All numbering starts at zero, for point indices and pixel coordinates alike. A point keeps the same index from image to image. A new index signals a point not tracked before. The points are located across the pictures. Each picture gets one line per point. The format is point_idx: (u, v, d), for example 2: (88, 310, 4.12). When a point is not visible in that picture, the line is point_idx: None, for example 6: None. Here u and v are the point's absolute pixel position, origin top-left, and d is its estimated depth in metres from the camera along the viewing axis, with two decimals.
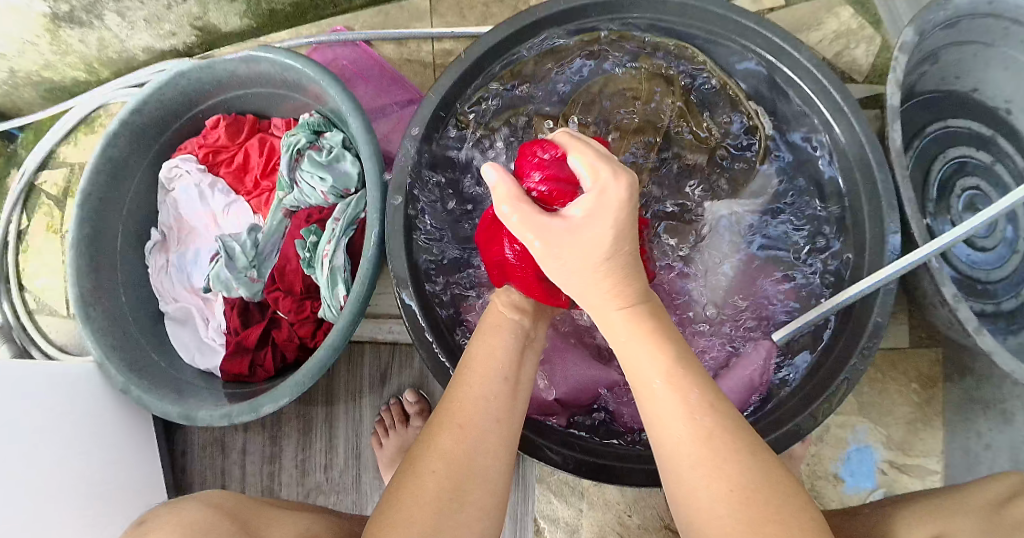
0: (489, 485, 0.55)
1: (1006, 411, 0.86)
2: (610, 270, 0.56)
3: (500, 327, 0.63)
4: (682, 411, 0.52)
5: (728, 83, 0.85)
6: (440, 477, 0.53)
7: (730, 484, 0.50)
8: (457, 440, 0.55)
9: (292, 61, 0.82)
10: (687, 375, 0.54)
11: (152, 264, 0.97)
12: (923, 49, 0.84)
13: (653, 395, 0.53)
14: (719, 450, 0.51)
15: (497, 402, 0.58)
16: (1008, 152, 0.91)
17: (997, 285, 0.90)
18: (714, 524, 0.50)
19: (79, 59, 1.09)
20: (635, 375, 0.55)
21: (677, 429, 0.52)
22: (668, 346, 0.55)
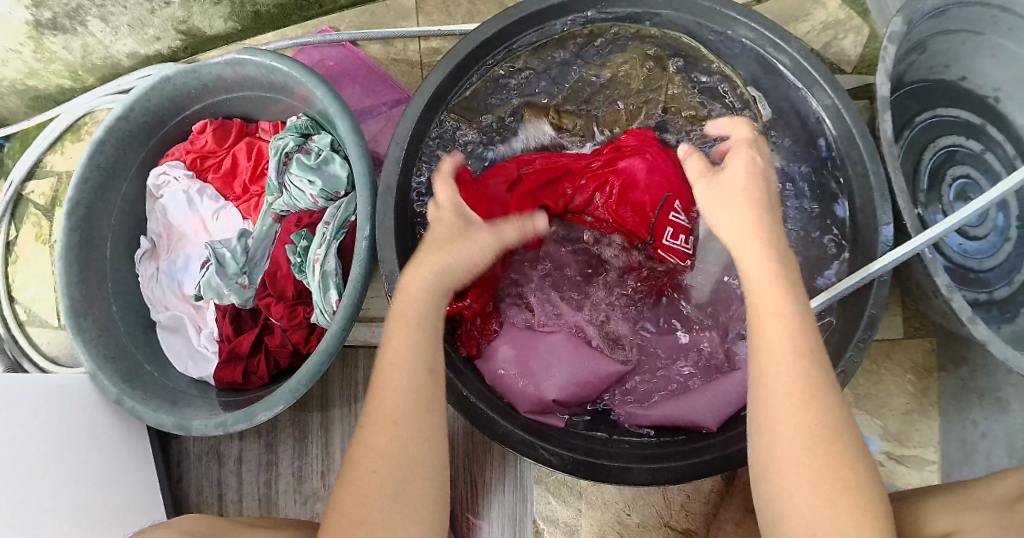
0: (431, 474, 0.56)
1: (1002, 400, 0.86)
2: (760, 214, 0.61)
3: (410, 315, 0.61)
4: (788, 351, 0.53)
5: (726, 70, 0.85)
6: (381, 476, 0.54)
7: (815, 419, 0.51)
8: (390, 437, 0.55)
9: (278, 64, 0.81)
10: (804, 335, 0.54)
11: (142, 273, 0.96)
12: (912, 38, 0.83)
13: (769, 334, 0.54)
14: (813, 388, 0.52)
15: (424, 391, 0.57)
16: (997, 140, 0.93)
17: (989, 273, 0.90)
18: (790, 447, 0.51)
19: (64, 66, 1.08)
20: (768, 313, 0.55)
21: (782, 380, 0.52)
22: (787, 287, 0.56)
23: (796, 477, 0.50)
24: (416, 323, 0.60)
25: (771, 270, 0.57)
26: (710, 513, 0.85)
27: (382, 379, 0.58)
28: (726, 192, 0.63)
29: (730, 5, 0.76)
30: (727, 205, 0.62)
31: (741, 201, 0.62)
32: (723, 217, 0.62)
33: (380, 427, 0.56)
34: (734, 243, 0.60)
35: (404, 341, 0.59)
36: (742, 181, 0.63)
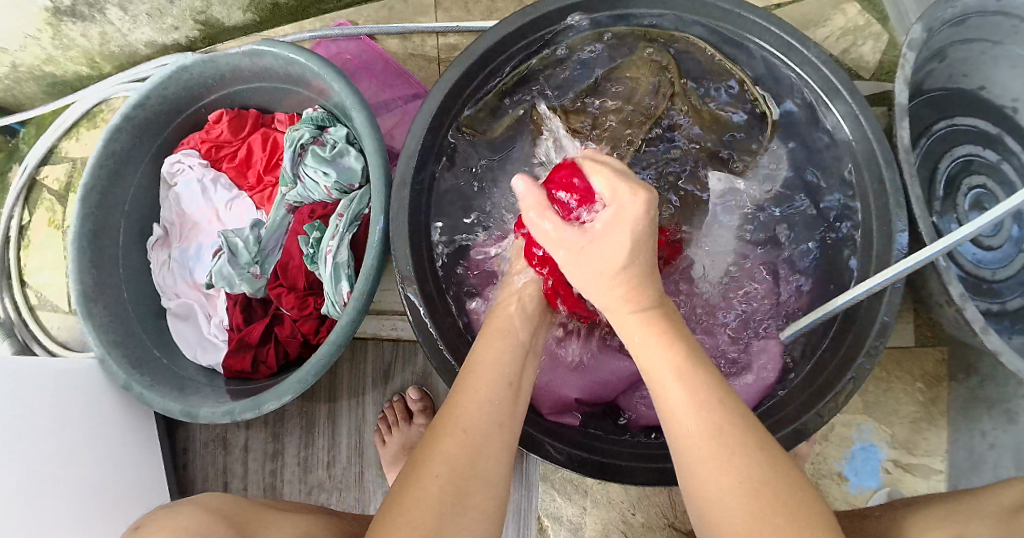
0: (490, 488, 0.52)
1: (1010, 411, 0.85)
2: (627, 279, 0.56)
3: (506, 332, 0.61)
4: (690, 404, 0.51)
5: (734, 70, 0.84)
6: (442, 481, 0.50)
7: (738, 478, 0.48)
8: (458, 443, 0.52)
9: (296, 55, 0.81)
10: (694, 376, 0.52)
11: (154, 260, 0.97)
12: (931, 46, 0.83)
13: (668, 396, 0.52)
14: (732, 445, 0.49)
15: (498, 405, 0.55)
16: (1014, 150, 0.91)
17: (1002, 284, 0.90)
18: (726, 522, 0.48)
19: (81, 53, 1.08)
20: (655, 376, 0.53)
21: (687, 424, 0.50)
22: (679, 342, 0.54)
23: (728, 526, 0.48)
24: (508, 347, 0.60)
25: (649, 314, 0.56)
26: None
27: (462, 388, 0.56)
28: (597, 249, 0.56)
29: (754, 10, 0.76)
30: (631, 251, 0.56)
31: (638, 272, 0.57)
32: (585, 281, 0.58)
33: (450, 433, 0.53)
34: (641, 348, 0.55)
35: (483, 361, 0.58)
36: (632, 227, 0.56)
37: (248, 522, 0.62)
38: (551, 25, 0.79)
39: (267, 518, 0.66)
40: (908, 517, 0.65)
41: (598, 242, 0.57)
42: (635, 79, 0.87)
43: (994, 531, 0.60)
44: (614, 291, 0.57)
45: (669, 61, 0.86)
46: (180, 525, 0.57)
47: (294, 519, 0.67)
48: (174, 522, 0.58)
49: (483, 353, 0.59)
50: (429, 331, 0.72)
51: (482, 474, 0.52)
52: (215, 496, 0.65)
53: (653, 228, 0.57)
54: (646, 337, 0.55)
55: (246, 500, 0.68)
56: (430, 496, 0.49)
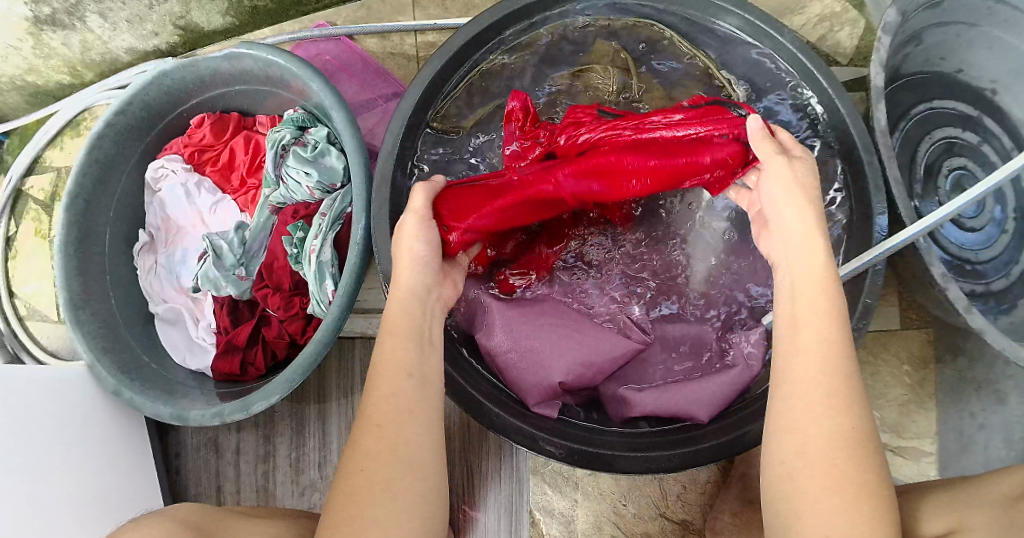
0: (422, 475, 0.55)
1: (999, 391, 0.86)
2: (819, 220, 0.59)
3: (403, 331, 0.60)
4: (824, 353, 0.54)
5: (698, 56, 0.85)
6: (368, 473, 0.54)
7: (851, 425, 0.51)
8: (377, 438, 0.55)
9: (274, 57, 0.81)
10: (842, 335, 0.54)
11: (141, 266, 0.97)
12: (906, 30, 0.84)
13: (812, 334, 0.54)
14: (852, 393, 0.52)
15: (407, 398, 0.57)
16: (994, 132, 0.92)
17: (986, 265, 0.91)
18: (821, 456, 0.51)
19: (63, 62, 1.08)
20: (823, 314, 0.55)
21: (807, 371, 0.53)
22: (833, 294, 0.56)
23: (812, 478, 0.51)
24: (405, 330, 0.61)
25: (818, 273, 0.56)
26: (706, 503, 0.86)
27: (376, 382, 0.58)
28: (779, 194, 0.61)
29: None
30: (791, 200, 0.60)
31: (791, 192, 0.61)
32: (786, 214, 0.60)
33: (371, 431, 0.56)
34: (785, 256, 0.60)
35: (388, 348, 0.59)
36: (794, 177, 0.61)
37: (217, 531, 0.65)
38: (533, 15, 0.79)
39: (237, 524, 0.68)
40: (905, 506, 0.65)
41: (766, 172, 0.62)
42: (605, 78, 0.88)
43: (997, 518, 0.59)
44: (805, 219, 0.59)
45: (627, 58, 0.87)
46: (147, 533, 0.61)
47: (265, 524, 0.69)
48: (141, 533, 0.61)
49: (387, 340, 0.60)
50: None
51: (416, 463, 0.55)
52: (187, 507, 0.68)
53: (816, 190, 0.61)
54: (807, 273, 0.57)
55: (218, 508, 0.71)
56: (356, 492, 0.54)
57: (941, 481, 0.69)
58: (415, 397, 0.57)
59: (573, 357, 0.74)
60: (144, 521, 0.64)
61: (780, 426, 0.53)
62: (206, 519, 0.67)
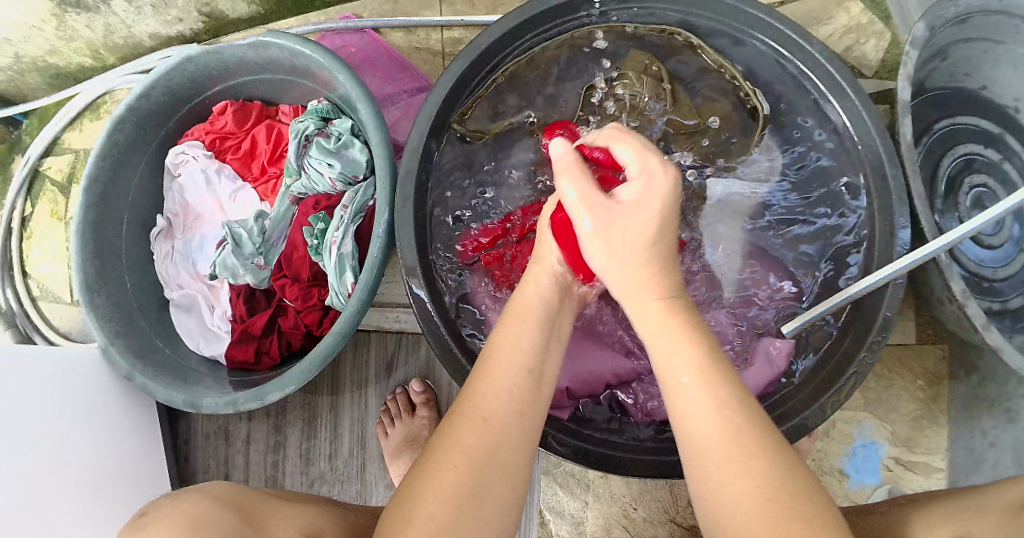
0: (510, 481, 0.53)
1: (1010, 410, 0.84)
2: (652, 259, 0.57)
3: (524, 319, 0.60)
4: (712, 406, 0.51)
5: (725, 68, 0.84)
6: (461, 471, 0.52)
7: (757, 480, 0.48)
8: (478, 434, 0.53)
9: (301, 47, 0.81)
10: (712, 356, 0.53)
11: (158, 252, 0.96)
12: (933, 45, 0.83)
13: (687, 388, 0.52)
14: (745, 445, 0.49)
15: (517, 396, 0.55)
16: (1017, 152, 0.90)
17: (1002, 283, 0.90)
18: (739, 522, 0.47)
19: (85, 45, 1.08)
20: (664, 365, 0.54)
21: (692, 401, 0.52)
22: (698, 340, 0.54)
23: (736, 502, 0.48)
24: (538, 323, 0.60)
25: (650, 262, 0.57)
26: None
27: (482, 372, 0.57)
28: (625, 227, 0.56)
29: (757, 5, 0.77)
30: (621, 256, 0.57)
31: (621, 233, 0.56)
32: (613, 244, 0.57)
33: (472, 418, 0.54)
34: (629, 287, 0.57)
35: (509, 337, 0.58)
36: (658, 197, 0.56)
37: (256, 513, 0.64)
38: (564, 18, 0.80)
39: (274, 507, 0.67)
40: (913, 512, 0.66)
41: (630, 210, 0.56)
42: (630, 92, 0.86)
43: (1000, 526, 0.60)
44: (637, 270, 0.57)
45: (660, 68, 0.85)
46: (183, 512, 0.60)
47: (298, 510, 0.69)
48: (176, 510, 0.59)
49: (505, 330, 0.59)
50: (435, 323, 0.73)
51: (508, 468, 0.53)
52: (223, 484, 0.67)
53: (677, 208, 0.57)
54: (658, 322, 0.56)
55: (253, 488, 0.69)
56: (427, 494, 0.51)
57: (953, 490, 0.69)
58: (524, 397, 0.56)
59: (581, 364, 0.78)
60: (180, 497, 0.63)
61: (710, 489, 0.49)
62: (243, 499, 0.66)
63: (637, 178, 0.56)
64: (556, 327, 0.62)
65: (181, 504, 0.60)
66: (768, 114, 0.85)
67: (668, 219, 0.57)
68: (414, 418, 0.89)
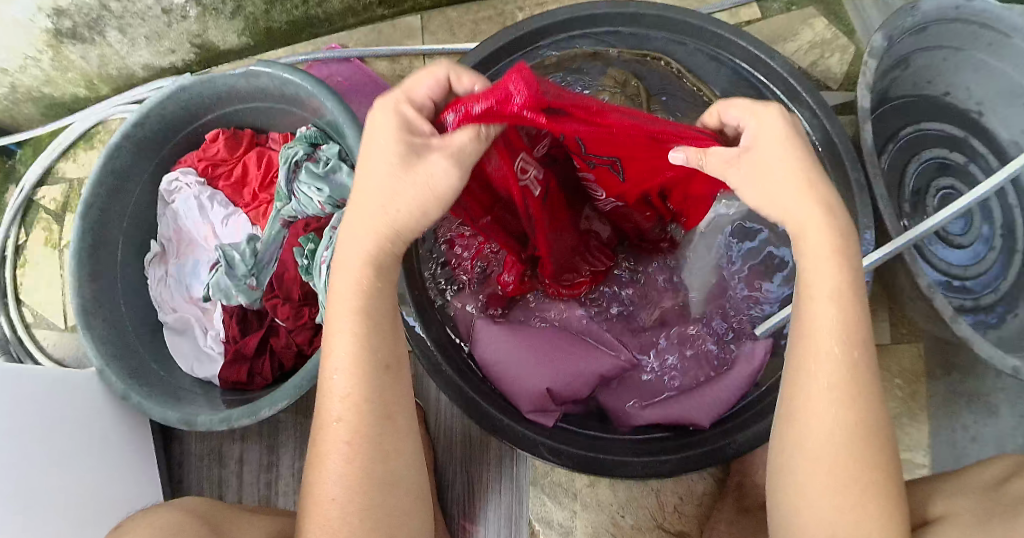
0: (402, 489, 0.58)
1: (991, 404, 0.91)
2: (807, 175, 0.53)
3: (367, 311, 0.57)
4: (846, 409, 0.52)
5: (704, 92, 0.88)
6: (343, 503, 0.56)
7: (858, 485, 0.52)
8: (345, 461, 0.56)
9: (291, 76, 0.85)
10: (862, 349, 0.53)
11: (152, 275, 0.99)
12: (892, 55, 0.88)
13: (825, 376, 0.52)
14: (863, 435, 0.52)
15: (368, 405, 0.56)
16: (981, 152, 0.97)
17: (972, 280, 0.94)
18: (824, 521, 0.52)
19: (80, 75, 1.12)
20: (812, 353, 0.53)
21: (834, 389, 0.52)
22: (858, 330, 0.53)
23: (826, 483, 0.52)
24: (358, 323, 0.57)
25: (832, 244, 0.53)
26: (704, 514, 0.88)
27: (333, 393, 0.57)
28: (761, 164, 0.53)
29: (720, 25, 0.81)
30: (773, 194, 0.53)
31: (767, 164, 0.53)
32: (762, 196, 0.54)
33: (336, 445, 0.57)
34: (788, 215, 0.54)
35: (348, 348, 0.56)
36: (781, 126, 0.54)
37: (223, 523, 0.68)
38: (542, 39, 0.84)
39: (242, 519, 0.71)
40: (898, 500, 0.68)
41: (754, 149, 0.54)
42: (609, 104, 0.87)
43: (979, 503, 0.62)
44: (798, 195, 0.53)
45: (639, 85, 0.87)
46: (154, 523, 0.63)
47: (267, 519, 0.72)
48: (148, 523, 0.62)
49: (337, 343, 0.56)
50: (430, 351, 0.76)
51: (389, 478, 0.57)
52: (196, 500, 0.71)
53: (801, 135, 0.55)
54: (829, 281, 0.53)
55: (222, 502, 0.74)
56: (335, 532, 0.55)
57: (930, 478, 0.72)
58: (378, 395, 0.57)
59: (563, 367, 0.78)
60: (155, 512, 0.66)
61: (797, 474, 0.54)
62: (213, 512, 0.69)
63: (752, 122, 0.55)
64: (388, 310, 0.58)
65: (156, 518, 0.64)
66: None
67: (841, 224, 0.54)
68: None
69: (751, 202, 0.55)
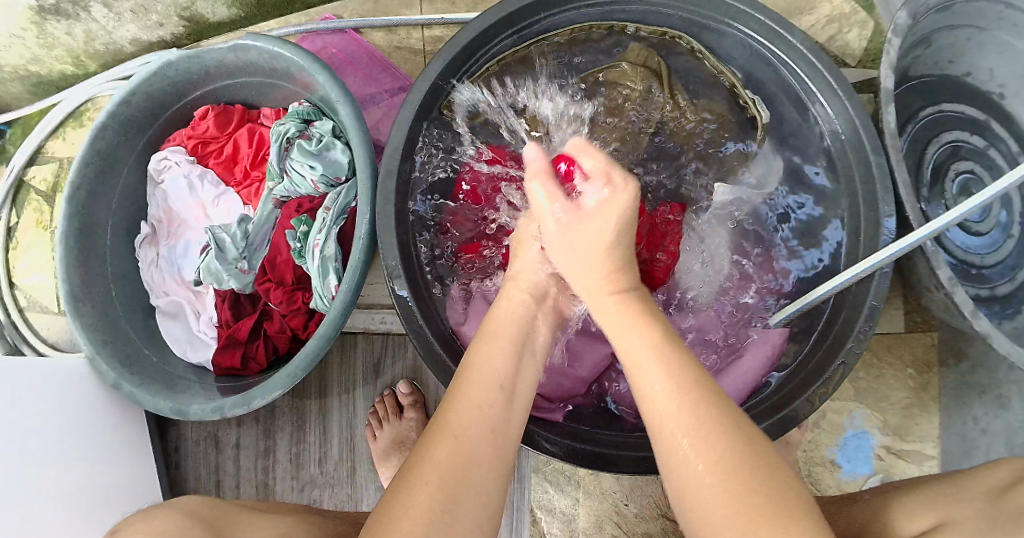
0: (483, 497, 0.51)
1: (1002, 396, 0.85)
2: (609, 263, 0.61)
3: (496, 336, 0.59)
4: (671, 396, 0.51)
5: (725, 73, 0.85)
6: (433, 488, 0.50)
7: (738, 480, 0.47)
8: (452, 450, 0.52)
9: (280, 49, 0.81)
10: (685, 367, 0.53)
11: (142, 258, 0.96)
12: (916, 31, 0.83)
13: (647, 377, 0.53)
14: (708, 431, 0.49)
15: (493, 414, 0.55)
16: (1001, 137, 0.91)
17: (991, 269, 0.90)
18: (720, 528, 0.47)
19: (66, 53, 1.08)
20: (634, 366, 0.54)
21: (663, 399, 0.52)
22: (669, 357, 0.53)
23: (706, 491, 0.48)
24: (508, 338, 0.60)
25: (623, 299, 0.59)
26: None
27: (456, 395, 0.55)
28: (581, 236, 0.61)
29: None
30: (572, 244, 0.62)
31: (592, 228, 0.61)
32: (568, 251, 0.62)
33: (443, 437, 0.53)
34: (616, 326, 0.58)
35: (495, 363, 0.57)
36: (613, 214, 0.60)
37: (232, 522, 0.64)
38: (550, 10, 0.79)
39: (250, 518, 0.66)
40: (896, 500, 0.65)
41: (590, 220, 0.61)
42: (625, 84, 0.86)
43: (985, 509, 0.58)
44: (592, 248, 0.61)
45: (658, 62, 0.86)
46: (151, 525, 0.60)
47: (273, 519, 0.67)
48: (143, 527, 0.60)
49: (478, 351, 0.58)
50: (418, 323, 0.72)
51: (474, 481, 0.51)
52: (196, 498, 0.66)
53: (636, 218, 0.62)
54: (642, 347, 0.55)
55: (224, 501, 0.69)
56: (408, 517, 0.48)
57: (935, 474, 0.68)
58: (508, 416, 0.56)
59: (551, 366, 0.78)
60: (153, 513, 0.63)
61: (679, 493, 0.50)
62: (216, 511, 0.65)
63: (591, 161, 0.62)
64: (528, 356, 0.61)
65: (152, 520, 0.61)
66: (768, 122, 0.86)
67: (637, 300, 0.59)
68: (402, 420, 0.89)
69: (566, 266, 0.63)
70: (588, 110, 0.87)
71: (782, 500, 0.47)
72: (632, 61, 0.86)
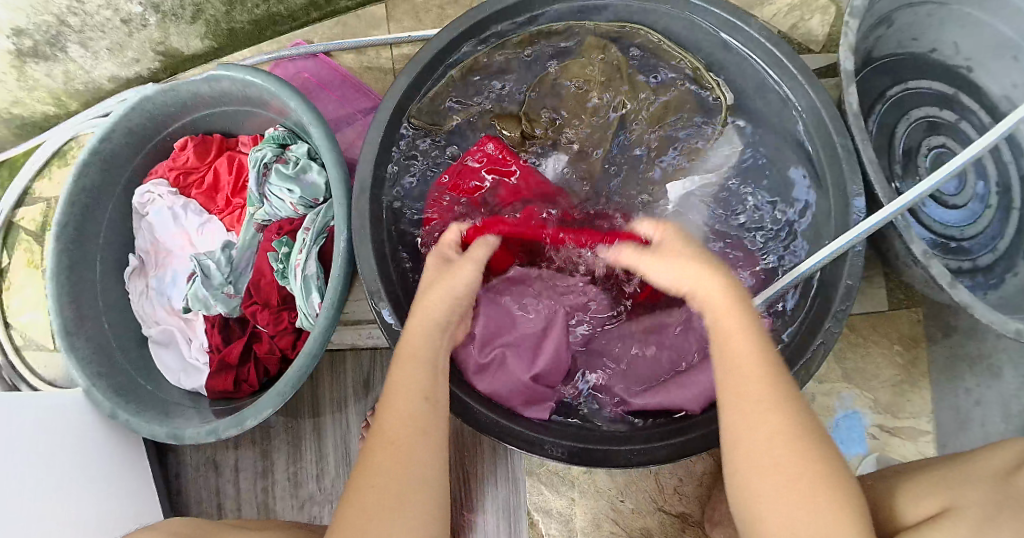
0: (426, 489, 0.57)
1: (992, 366, 0.87)
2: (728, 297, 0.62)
3: (415, 353, 0.63)
4: (756, 384, 0.57)
5: (688, 61, 0.86)
6: (377, 491, 0.55)
7: (796, 466, 0.53)
8: (387, 460, 0.57)
9: (252, 78, 0.83)
10: (772, 366, 0.58)
11: (132, 290, 0.97)
12: (875, 13, 0.84)
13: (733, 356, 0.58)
14: (779, 417, 0.55)
15: (421, 418, 0.59)
16: (972, 109, 0.94)
17: (971, 241, 0.92)
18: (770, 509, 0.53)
19: (47, 93, 1.10)
20: (731, 337, 0.59)
21: (753, 390, 0.57)
22: (759, 351, 0.58)
23: (763, 465, 0.54)
24: (423, 351, 0.64)
25: (720, 299, 0.62)
26: (704, 494, 0.87)
27: (386, 406, 0.60)
28: (695, 283, 0.64)
29: None
30: (676, 263, 0.66)
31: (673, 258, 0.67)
32: (674, 274, 0.66)
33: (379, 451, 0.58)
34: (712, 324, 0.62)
35: (415, 375, 0.62)
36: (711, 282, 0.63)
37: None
38: (512, 17, 0.81)
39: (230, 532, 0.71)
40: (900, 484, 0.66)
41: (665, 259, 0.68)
42: (588, 81, 0.88)
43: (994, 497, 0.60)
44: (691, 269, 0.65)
45: (617, 57, 0.87)
46: None
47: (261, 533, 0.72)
48: None
49: (401, 369, 0.62)
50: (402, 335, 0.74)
51: (410, 479, 0.56)
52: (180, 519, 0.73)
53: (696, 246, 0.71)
54: (747, 347, 0.58)
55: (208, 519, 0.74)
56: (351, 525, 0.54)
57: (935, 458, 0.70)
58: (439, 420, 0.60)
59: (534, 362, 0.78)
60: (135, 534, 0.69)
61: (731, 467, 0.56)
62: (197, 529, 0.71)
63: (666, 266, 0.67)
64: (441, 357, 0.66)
65: None
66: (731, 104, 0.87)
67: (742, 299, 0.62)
68: None
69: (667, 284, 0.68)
70: (556, 109, 0.89)
71: (828, 486, 0.53)
72: (595, 60, 0.87)
